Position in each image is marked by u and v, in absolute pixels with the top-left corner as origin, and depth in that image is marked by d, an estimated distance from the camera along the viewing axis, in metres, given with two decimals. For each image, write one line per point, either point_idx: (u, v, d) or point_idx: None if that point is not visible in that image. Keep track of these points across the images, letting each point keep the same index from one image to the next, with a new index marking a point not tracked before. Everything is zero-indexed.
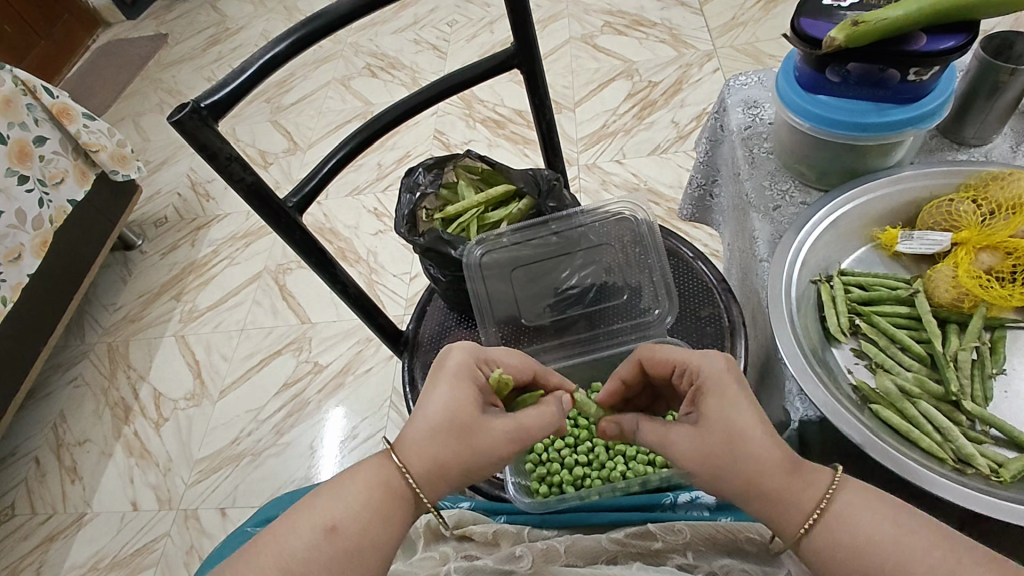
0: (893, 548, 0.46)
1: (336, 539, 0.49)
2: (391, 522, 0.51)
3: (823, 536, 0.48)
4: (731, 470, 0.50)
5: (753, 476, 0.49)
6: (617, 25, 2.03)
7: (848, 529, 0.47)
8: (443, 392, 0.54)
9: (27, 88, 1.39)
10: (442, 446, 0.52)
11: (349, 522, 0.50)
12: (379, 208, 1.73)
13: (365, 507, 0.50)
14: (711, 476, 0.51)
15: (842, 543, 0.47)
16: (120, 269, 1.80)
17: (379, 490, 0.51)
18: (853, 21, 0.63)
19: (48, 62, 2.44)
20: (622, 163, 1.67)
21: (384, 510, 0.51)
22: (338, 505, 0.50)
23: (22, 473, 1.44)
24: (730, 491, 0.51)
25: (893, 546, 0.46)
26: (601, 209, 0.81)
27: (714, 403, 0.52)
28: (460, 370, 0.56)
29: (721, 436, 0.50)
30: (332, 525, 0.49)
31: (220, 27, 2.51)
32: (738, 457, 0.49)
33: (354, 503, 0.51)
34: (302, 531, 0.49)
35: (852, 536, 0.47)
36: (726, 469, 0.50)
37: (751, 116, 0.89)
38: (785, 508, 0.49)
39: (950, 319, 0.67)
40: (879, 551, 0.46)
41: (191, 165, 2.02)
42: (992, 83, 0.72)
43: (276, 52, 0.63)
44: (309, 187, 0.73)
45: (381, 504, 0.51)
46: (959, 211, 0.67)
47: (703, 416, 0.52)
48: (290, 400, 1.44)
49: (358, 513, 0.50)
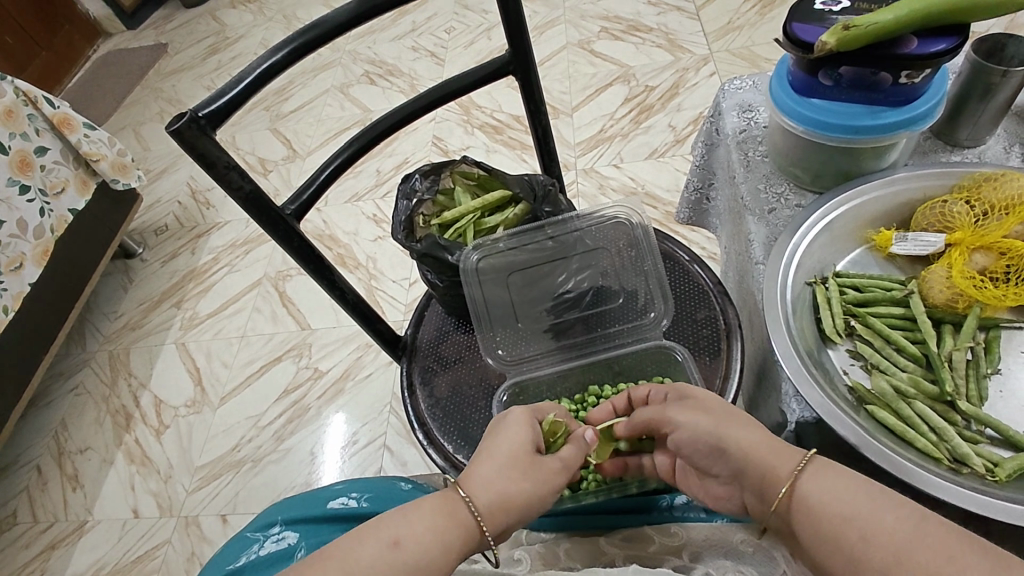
0: (866, 498, 0.47)
1: (401, 553, 0.49)
2: (454, 552, 0.52)
3: (805, 489, 0.50)
4: (730, 435, 0.55)
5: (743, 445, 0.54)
6: (614, 30, 2.04)
7: (828, 483, 0.49)
8: (511, 436, 0.60)
9: (28, 98, 1.40)
10: (506, 477, 0.57)
11: (417, 544, 0.50)
12: (377, 214, 1.74)
13: (432, 531, 0.51)
14: (711, 448, 0.56)
15: (823, 495, 0.49)
16: (120, 278, 1.81)
17: (445, 516, 0.53)
18: (843, 26, 0.64)
19: (49, 72, 2.46)
20: (619, 167, 1.68)
21: (446, 532, 0.52)
22: (408, 524, 0.51)
23: (24, 481, 1.44)
24: (729, 459, 0.55)
25: (865, 498, 0.47)
26: (597, 213, 0.82)
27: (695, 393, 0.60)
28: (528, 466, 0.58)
29: (710, 413, 0.58)
30: (398, 540, 0.50)
31: (220, 36, 2.53)
32: (727, 426, 0.56)
33: (422, 522, 0.52)
34: (367, 542, 0.49)
35: (826, 492, 0.49)
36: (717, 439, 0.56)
37: (745, 119, 0.89)
38: (771, 464, 0.52)
39: (944, 319, 0.67)
40: (853, 504, 0.47)
41: (191, 173, 2.03)
42: (983, 85, 0.72)
43: (274, 61, 0.64)
44: (306, 195, 0.73)
45: (446, 530, 0.52)
46: (952, 211, 0.68)
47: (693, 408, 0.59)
48: (290, 406, 1.44)
49: (426, 537, 0.51)
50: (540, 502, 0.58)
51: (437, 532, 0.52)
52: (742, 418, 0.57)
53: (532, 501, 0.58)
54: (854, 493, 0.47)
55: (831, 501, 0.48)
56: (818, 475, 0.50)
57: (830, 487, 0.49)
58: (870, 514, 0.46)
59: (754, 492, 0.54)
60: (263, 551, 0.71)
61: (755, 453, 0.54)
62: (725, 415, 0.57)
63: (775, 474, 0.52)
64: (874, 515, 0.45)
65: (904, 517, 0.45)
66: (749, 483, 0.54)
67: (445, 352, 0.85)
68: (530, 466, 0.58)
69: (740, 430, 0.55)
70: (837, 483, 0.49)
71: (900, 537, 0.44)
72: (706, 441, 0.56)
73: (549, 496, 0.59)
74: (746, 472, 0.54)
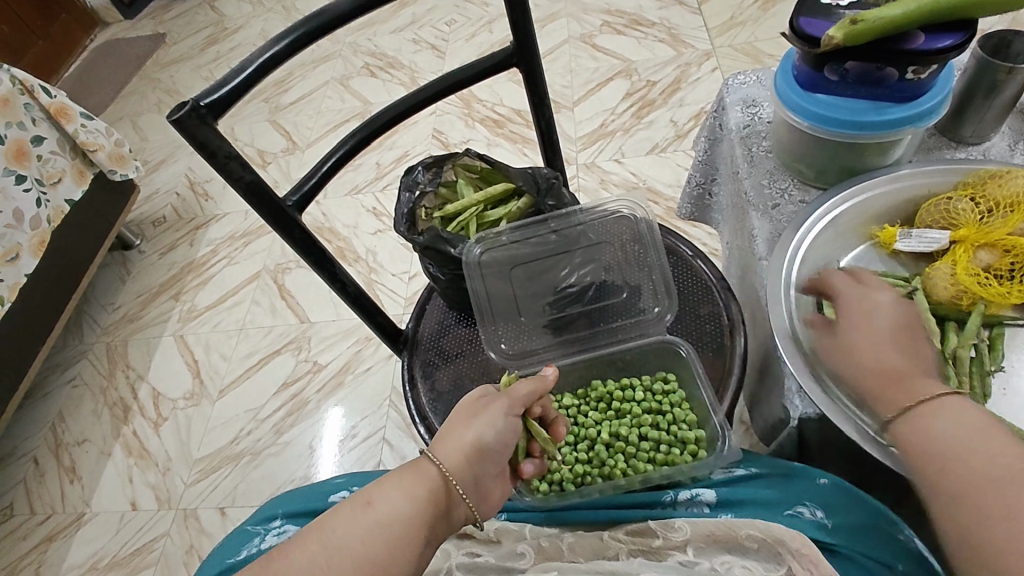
0: (969, 447, 0.47)
1: (372, 513, 0.50)
2: (426, 504, 0.52)
3: (916, 421, 0.51)
4: (868, 359, 0.55)
5: (880, 371, 0.54)
6: (615, 24, 2.03)
7: (938, 421, 0.50)
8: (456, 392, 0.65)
9: (24, 88, 1.39)
10: (459, 425, 0.59)
11: (387, 503, 0.51)
12: (377, 207, 1.73)
13: (400, 488, 0.52)
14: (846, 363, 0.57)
15: (933, 431, 0.50)
16: (118, 269, 1.79)
17: (412, 474, 0.54)
18: (852, 20, 0.63)
19: (45, 62, 2.44)
20: (620, 162, 1.67)
21: (414, 487, 0.53)
22: (378, 488, 0.52)
23: (22, 473, 1.44)
24: (862, 380, 0.56)
25: (966, 447, 0.48)
26: (600, 208, 0.82)
27: (877, 308, 0.57)
28: (474, 408, 0.61)
29: (871, 334, 0.56)
30: (369, 501, 0.51)
31: (218, 27, 2.51)
32: (871, 351, 0.55)
33: (389, 483, 0.53)
34: (338, 513, 0.50)
35: (932, 433, 0.50)
36: (858, 355, 0.56)
37: (749, 114, 0.89)
38: (895, 390, 0.53)
39: (948, 316, 0.66)
40: (948, 445, 0.48)
41: (190, 165, 2.02)
42: (990, 81, 0.72)
43: (274, 52, 0.63)
44: (308, 186, 0.73)
45: (412, 484, 0.53)
46: (957, 209, 0.68)
47: (866, 321, 0.57)
48: (288, 399, 1.44)
49: (394, 495, 0.52)
50: (496, 432, 0.60)
51: (404, 487, 0.53)
52: (896, 351, 0.55)
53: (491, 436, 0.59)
54: (960, 440, 0.48)
55: (931, 442, 0.49)
56: (933, 417, 0.50)
57: (937, 424, 0.50)
58: (962, 459, 0.47)
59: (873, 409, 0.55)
60: (264, 544, 0.71)
61: (886, 379, 0.54)
62: (879, 340, 0.56)
63: (898, 396, 0.53)
64: (973, 454, 0.47)
65: (1000, 469, 0.46)
66: (870, 402, 0.55)
67: (446, 346, 0.85)
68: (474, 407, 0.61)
69: (885, 356, 0.55)
70: (946, 424, 0.50)
71: (989, 478, 0.46)
72: (848, 358, 0.57)
73: (504, 421, 0.61)
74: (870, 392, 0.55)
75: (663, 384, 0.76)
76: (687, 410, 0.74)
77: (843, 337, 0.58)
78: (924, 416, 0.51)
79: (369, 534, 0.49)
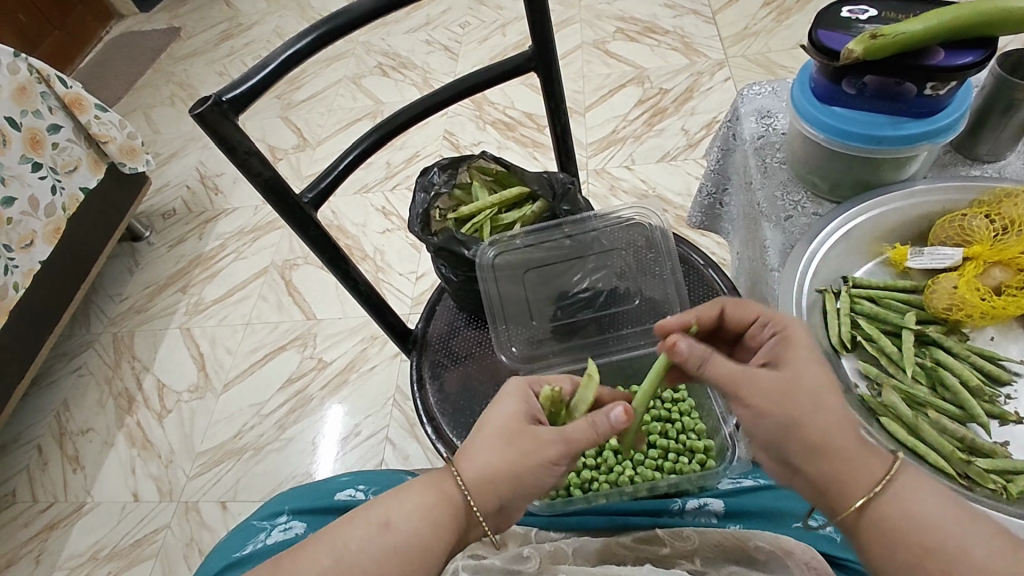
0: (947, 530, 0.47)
1: (388, 535, 0.51)
2: (444, 530, 0.52)
3: (885, 506, 0.49)
4: (813, 423, 0.50)
5: (823, 437, 0.50)
6: (629, 31, 2.04)
7: (911, 500, 0.48)
8: (495, 406, 0.59)
9: (41, 77, 1.41)
10: (493, 449, 0.55)
11: (406, 524, 0.52)
12: (386, 207, 1.74)
13: (420, 511, 0.53)
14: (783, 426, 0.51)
15: (907, 513, 0.48)
16: (127, 260, 1.80)
17: (434, 497, 0.53)
18: (871, 34, 0.63)
19: (61, 52, 2.46)
20: (631, 169, 1.67)
21: (435, 509, 0.53)
22: (396, 508, 0.53)
23: (25, 461, 1.44)
24: (798, 451, 0.50)
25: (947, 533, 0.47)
26: (613, 214, 0.83)
27: (797, 356, 0.54)
28: (512, 433, 0.56)
29: (798, 385, 0.51)
30: (387, 522, 0.52)
31: (233, 22, 2.52)
32: (815, 416, 0.50)
33: (410, 502, 0.53)
34: (356, 525, 0.52)
35: (901, 518, 0.48)
36: (800, 425, 0.50)
37: (764, 125, 0.89)
38: (851, 469, 0.49)
39: (932, 321, 0.68)
40: (934, 532, 0.47)
41: (201, 159, 2.03)
42: (1008, 99, 0.72)
43: (298, 48, 0.64)
44: (325, 182, 0.73)
45: (434, 508, 0.53)
46: (971, 226, 0.67)
47: (790, 366, 0.53)
48: (293, 396, 1.44)
49: (412, 517, 0.52)
50: (534, 471, 0.55)
51: (424, 509, 0.53)
52: (831, 407, 0.51)
53: (525, 469, 0.55)
54: (937, 516, 0.47)
55: (916, 527, 0.47)
56: (901, 493, 0.49)
57: (915, 505, 0.48)
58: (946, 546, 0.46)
59: (816, 487, 0.51)
60: (270, 540, 0.71)
61: (840, 455, 0.50)
62: (816, 398, 0.50)
63: (865, 479, 0.49)
64: (961, 550, 0.46)
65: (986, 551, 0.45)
66: (820, 484, 0.51)
67: (456, 347, 0.85)
68: (518, 435, 0.55)
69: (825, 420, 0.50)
70: (923, 506, 0.48)
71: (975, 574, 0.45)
72: (781, 421, 0.51)
73: (544, 467, 0.55)
74: (817, 471, 0.50)
75: (672, 393, 0.76)
76: (696, 419, 0.74)
77: (769, 391, 0.51)
78: (892, 493, 0.49)
79: (381, 555, 0.50)
